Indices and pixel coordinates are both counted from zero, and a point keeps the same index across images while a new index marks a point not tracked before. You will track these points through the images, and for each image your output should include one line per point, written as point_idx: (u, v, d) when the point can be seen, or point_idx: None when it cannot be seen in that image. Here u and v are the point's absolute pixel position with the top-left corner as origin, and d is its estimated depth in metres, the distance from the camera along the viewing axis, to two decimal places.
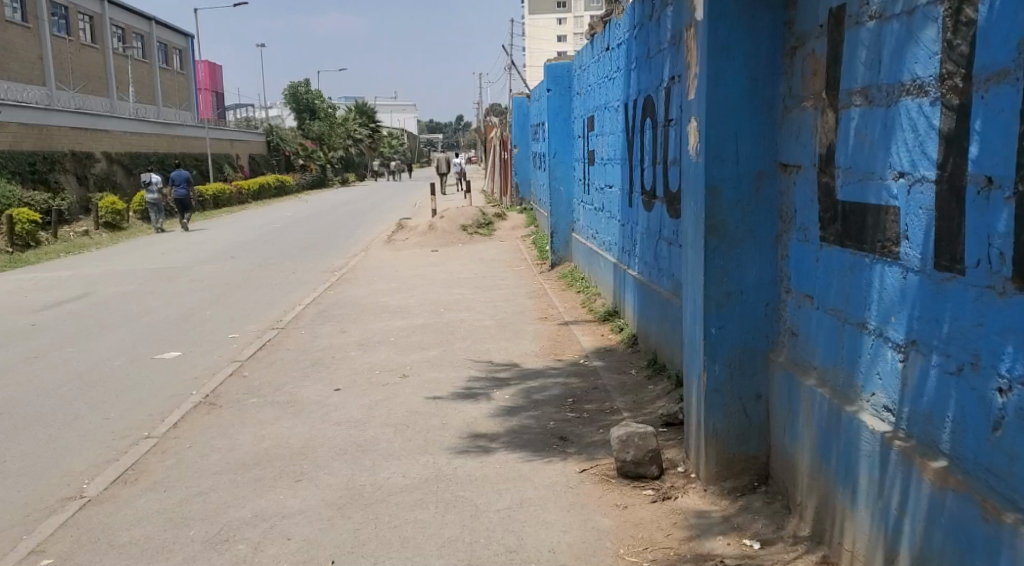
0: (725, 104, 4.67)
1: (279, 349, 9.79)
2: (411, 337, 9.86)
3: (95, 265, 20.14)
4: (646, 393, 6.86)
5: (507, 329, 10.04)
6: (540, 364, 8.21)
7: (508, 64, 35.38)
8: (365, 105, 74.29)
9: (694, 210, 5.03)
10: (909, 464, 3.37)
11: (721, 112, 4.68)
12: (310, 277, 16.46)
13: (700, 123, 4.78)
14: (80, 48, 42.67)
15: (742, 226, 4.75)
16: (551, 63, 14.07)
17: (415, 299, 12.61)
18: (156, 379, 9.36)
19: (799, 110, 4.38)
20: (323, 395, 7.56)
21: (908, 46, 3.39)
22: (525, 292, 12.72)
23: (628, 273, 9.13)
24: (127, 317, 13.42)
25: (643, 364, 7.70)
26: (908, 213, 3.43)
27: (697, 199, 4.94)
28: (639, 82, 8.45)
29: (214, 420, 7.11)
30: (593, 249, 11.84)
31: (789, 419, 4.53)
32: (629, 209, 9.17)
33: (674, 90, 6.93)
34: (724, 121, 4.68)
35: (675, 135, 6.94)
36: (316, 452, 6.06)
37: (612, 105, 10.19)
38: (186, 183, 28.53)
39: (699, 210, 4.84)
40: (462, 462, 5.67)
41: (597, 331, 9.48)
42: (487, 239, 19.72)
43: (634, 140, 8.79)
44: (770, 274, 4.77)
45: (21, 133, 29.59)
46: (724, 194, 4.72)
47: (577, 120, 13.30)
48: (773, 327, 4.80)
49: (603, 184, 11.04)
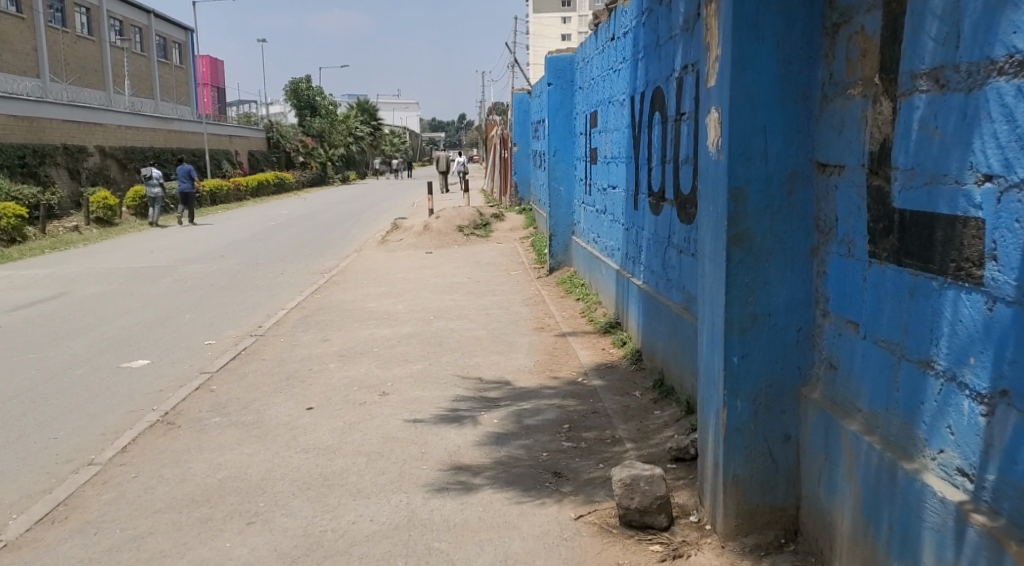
0: (752, 91, 3.94)
1: (254, 360, 9.05)
2: (395, 349, 9.12)
3: (79, 263, 19.42)
4: (652, 421, 6.15)
5: (500, 341, 9.30)
6: (534, 382, 7.47)
7: (511, 62, 34.67)
8: (366, 103, 73.57)
9: (713, 217, 4.29)
10: (1001, 550, 2.70)
11: (747, 101, 3.95)
12: (298, 279, 15.75)
13: (722, 114, 4.04)
14: (76, 41, 42.02)
15: (771, 237, 4.02)
16: (551, 55, 13.34)
17: (404, 305, 11.86)
18: (118, 392, 8.63)
19: (844, 98, 3.64)
20: (293, 415, 6.84)
21: (1004, 13, 2.70)
22: (521, 299, 11.98)
23: (632, 282, 8.41)
24: (101, 320, 12.69)
25: (649, 385, 6.98)
26: (998, 227, 2.75)
27: (717, 203, 4.20)
28: (648, 73, 7.72)
29: (169, 443, 6.39)
30: (595, 254, 11.11)
31: (825, 469, 3.81)
32: (634, 212, 8.45)
33: (687, 80, 6.21)
34: (750, 112, 3.95)
35: (688, 131, 6.22)
36: (275, 487, 5.33)
37: (617, 99, 9.46)
38: (188, 178, 27.99)
39: (719, 217, 4.11)
40: (440, 503, 4.94)
41: (598, 345, 8.74)
42: (484, 241, 19.00)
43: (642, 136, 8.06)
44: (804, 294, 4.04)
45: (10, 126, 28.98)
46: (749, 198, 4.00)
47: (580, 117, 12.55)
48: (806, 356, 4.07)
49: (606, 184, 10.31)
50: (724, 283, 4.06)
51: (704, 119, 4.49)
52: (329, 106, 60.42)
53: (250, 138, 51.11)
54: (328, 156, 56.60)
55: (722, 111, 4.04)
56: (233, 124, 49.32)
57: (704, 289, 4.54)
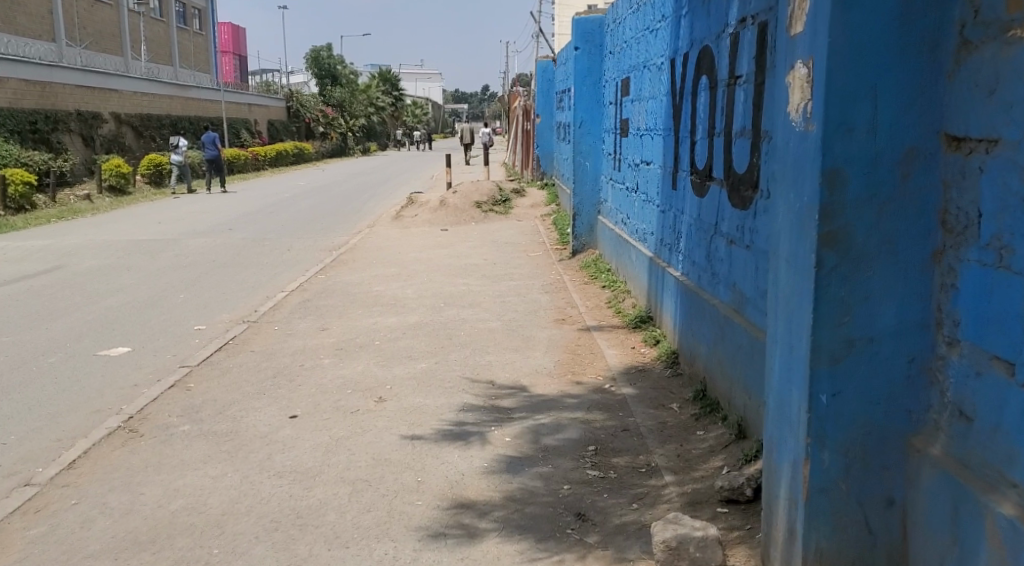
0: (863, 37, 2.91)
1: (240, 351, 8.07)
2: (400, 343, 8.13)
3: (81, 234, 18.49)
4: (694, 447, 5.16)
5: (516, 336, 8.31)
6: (554, 390, 6.48)
7: (537, 33, 33.53)
8: (389, 73, 72.46)
9: (792, 204, 3.25)
10: None
11: (855, 48, 2.92)
12: (306, 256, 14.79)
13: (815, 68, 3.00)
14: (93, 5, 41.06)
15: (876, 238, 3.00)
16: (579, 17, 12.26)
17: (414, 290, 10.87)
18: (88, 385, 7.67)
19: (1002, 48, 2.69)
20: (273, 425, 5.87)
21: None
22: (541, 285, 10.99)
23: (668, 273, 7.39)
24: (90, 299, 11.76)
25: (690, 398, 6.00)
26: None
27: (799, 189, 3.17)
28: (693, 31, 6.69)
29: (126, 458, 5.45)
30: (623, 237, 10.10)
31: (954, 556, 2.83)
32: (672, 193, 7.44)
33: (747, 37, 5.19)
34: (856, 66, 2.93)
35: (745, 97, 5.21)
36: (236, 525, 4.38)
37: (655, 62, 8.42)
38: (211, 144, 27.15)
39: (804, 206, 3.10)
40: (436, 559, 4.00)
41: (627, 343, 7.76)
42: (504, 218, 17.99)
43: (683, 105, 7.05)
44: (920, 313, 3.01)
45: (21, 91, 28.08)
46: (849, 184, 2.98)
47: (609, 85, 11.51)
48: (919, 397, 3.04)
49: (638, 159, 9.30)
50: (812, 298, 3.03)
51: (781, 79, 3.46)
52: (351, 76, 59.39)
53: (270, 107, 50.16)
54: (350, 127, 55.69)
55: (816, 65, 3.00)
56: (252, 93, 48.34)
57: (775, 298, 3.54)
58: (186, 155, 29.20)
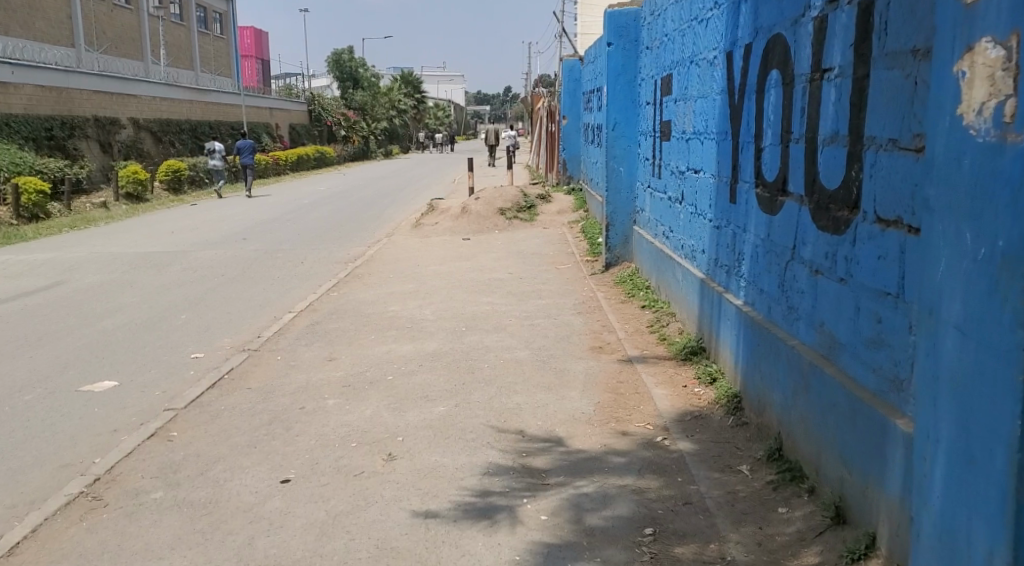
0: None
1: (234, 389, 7.08)
2: (416, 379, 7.11)
3: (88, 246, 17.55)
4: (777, 528, 4.18)
5: (548, 368, 7.30)
6: (596, 444, 5.48)
7: (561, 35, 32.62)
8: (411, 76, 71.67)
9: (967, 282, 2.90)
10: None
11: None
12: (321, 270, 13.83)
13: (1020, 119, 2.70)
14: (113, 10, 40.36)
15: None
16: (610, 10, 11.21)
17: (434, 311, 9.87)
18: (61, 428, 6.70)
19: None
20: (261, 494, 4.90)
21: None
22: (572, 304, 9.98)
23: (727, 300, 6.37)
24: (85, 320, 10.80)
25: (764, 458, 5.00)
26: None
27: (983, 276, 2.83)
28: (759, 17, 5.71)
29: (82, 540, 4.51)
30: (665, 253, 9.09)
31: None
32: (731, 206, 6.47)
33: (838, 23, 4.26)
34: None
35: (839, 94, 4.25)
36: None
37: (705, 55, 7.40)
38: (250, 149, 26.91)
39: (1001, 292, 2.75)
40: None
41: (676, 380, 6.77)
42: (529, 226, 16.96)
43: (745, 106, 6.07)
44: None
45: (37, 96, 27.23)
46: None
47: (647, 84, 10.50)
48: None
49: (683, 166, 8.27)
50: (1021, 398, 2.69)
51: (935, 77, 3.08)
52: (371, 79, 58.55)
53: (292, 111, 49.33)
54: (371, 130, 54.81)
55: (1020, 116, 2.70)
56: (273, 96, 47.49)
57: (921, 366, 3.16)
58: (224, 160, 28.67)
